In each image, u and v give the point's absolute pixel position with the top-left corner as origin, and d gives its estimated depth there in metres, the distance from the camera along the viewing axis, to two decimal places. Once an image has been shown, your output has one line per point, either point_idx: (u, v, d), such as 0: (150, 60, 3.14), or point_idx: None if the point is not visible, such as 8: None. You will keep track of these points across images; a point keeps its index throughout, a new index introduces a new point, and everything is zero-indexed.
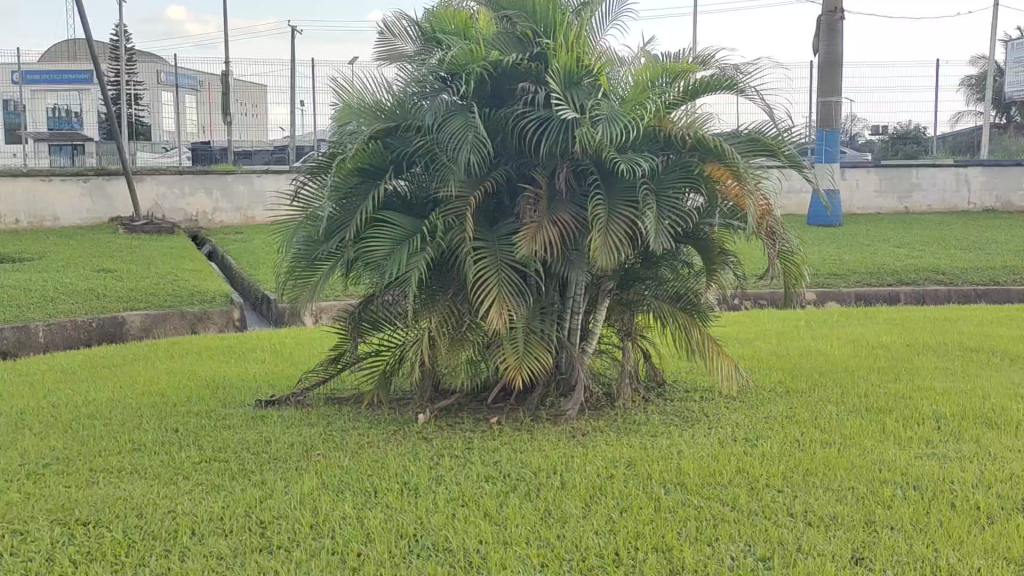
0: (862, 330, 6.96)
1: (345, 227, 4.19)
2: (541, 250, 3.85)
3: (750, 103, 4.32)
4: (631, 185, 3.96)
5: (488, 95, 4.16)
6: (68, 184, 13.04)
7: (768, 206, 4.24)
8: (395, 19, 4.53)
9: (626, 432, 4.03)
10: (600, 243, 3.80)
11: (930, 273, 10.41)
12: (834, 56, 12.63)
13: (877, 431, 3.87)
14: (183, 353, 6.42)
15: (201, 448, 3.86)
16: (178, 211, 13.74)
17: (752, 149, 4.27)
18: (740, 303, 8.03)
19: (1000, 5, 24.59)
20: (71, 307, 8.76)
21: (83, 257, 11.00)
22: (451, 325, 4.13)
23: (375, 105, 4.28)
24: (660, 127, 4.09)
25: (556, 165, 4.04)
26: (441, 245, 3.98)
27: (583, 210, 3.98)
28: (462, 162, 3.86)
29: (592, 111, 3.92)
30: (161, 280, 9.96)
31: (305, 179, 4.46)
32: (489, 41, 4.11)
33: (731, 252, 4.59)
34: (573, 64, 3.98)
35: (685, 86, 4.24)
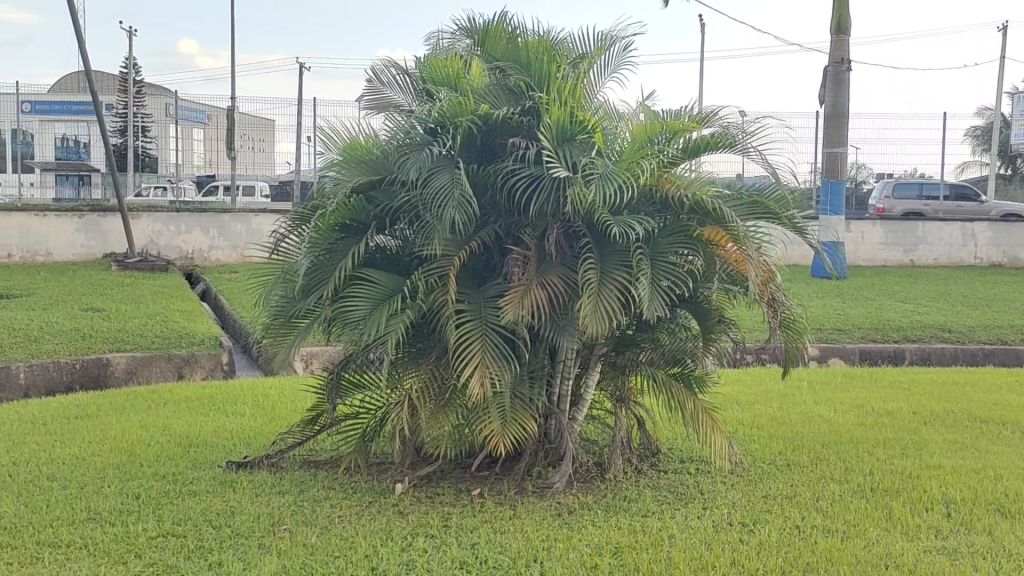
0: (866, 393, 6.71)
1: (323, 284, 3.97)
2: (528, 315, 3.63)
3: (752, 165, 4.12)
4: (625, 249, 3.74)
5: (479, 149, 3.96)
6: (62, 219, 12.88)
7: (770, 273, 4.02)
8: (384, 67, 4.34)
9: (615, 511, 3.79)
10: (591, 309, 3.58)
11: (936, 330, 10.18)
12: (840, 107, 12.48)
13: (883, 517, 3.63)
14: (160, 403, 6.18)
15: (160, 520, 3.62)
16: (173, 248, 13.57)
17: (754, 213, 4.04)
18: (743, 360, 7.78)
19: (1007, 59, 24.56)
20: (54, 348, 8.54)
21: (72, 294, 10.80)
22: (434, 390, 3.89)
23: (360, 153, 4.05)
24: (657, 187, 3.87)
25: (546, 225, 3.82)
26: (423, 307, 3.75)
27: (574, 273, 3.76)
28: (447, 220, 3.64)
29: (585, 169, 3.72)
30: (150, 321, 9.75)
31: (285, 232, 4.25)
32: (480, 93, 3.94)
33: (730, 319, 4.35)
34: (566, 119, 3.78)
35: (684, 144, 4.00)
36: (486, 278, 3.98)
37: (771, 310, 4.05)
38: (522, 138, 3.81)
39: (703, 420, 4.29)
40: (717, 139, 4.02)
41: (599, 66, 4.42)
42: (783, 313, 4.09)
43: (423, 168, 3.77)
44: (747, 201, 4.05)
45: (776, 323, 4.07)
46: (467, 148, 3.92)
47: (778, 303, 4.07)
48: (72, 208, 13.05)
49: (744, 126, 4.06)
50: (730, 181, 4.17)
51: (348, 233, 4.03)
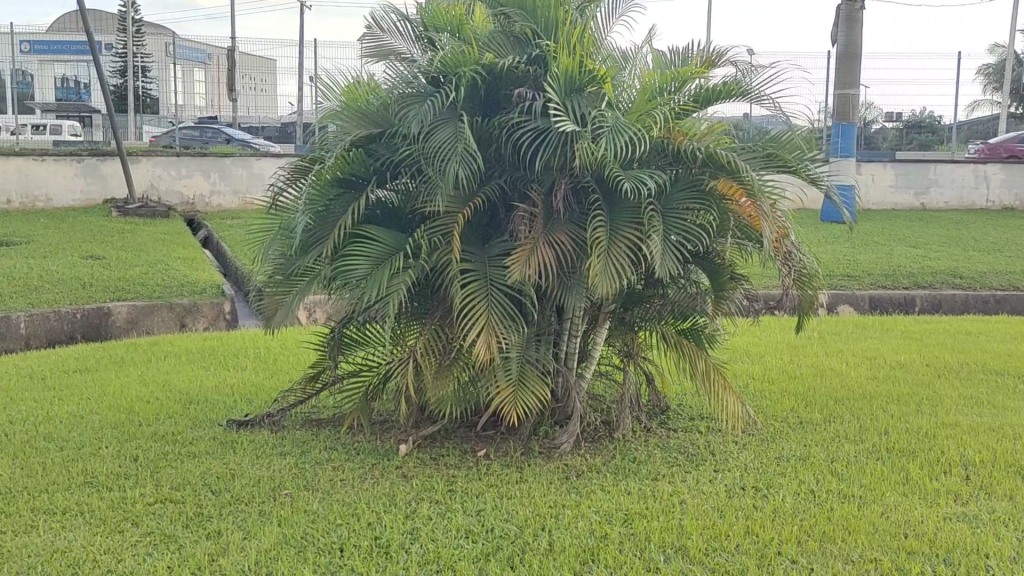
0: (878, 344, 6.59)
1: (322, 241, 3.84)
2: (534, 275, 3.50)
3: (765, 110, 3.94)
4: (635, 205, 3.60)
5: (483, 101, 3.79)
6: (61, 164, 12.70)
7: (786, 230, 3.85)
8: (383, 13, 4.15)
9: (624, 474, 3.70)
10: (600, 268, 3.44)
11: (947, 276, 10.02)
12: (853, 47, 12.18)
13: (900, 480, 3.53)
14: (161, 356, 6.08)
15: (158, 484, 3.54)
16: (174, 193, 13.39)
17: (768, 164, 3.85)
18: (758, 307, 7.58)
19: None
20: (54, 297, 8.44)
21: (72, 241, 10.67)
22: (438, 352, 3.78)
23: (360, 105, 3.89)
24: (669, 139, 3.70)
25: (553, 180, 3.68)
26: (426, 266, 3.63)
27: (583, 231, 3.63)
28: (450, 176, 3.50)
29: (594, 121, 3.56)
30: (151, 269, 9.63)
31: (283, 185, 4.10)
32: (485, 41, 3.78)
33: (742, 274, 4.21)
34: (575, 68, 3.60)
35: (695, 91, 3.87)
36: (491, 235, 3.85)
37: (786, 268, 3.88)
38: (528, 89, 3.62)
39: (716, 379, 4.16)
40: (728, 87, 3.87)
41: (606, 10, 4.26)
42: (799, 269, 3.94)
43: (425, 121, 3.61)
44: (760, 153, 3.87)
45: (791, 280, 3.91)
46: (472, 98, 3.75)
47: (793, 260, 3.90)
48: (71, 153, 12.86)
49: (756, 72, 3.88)
50: (741, 128, 3.99)
51: (347, 187, 3.89)
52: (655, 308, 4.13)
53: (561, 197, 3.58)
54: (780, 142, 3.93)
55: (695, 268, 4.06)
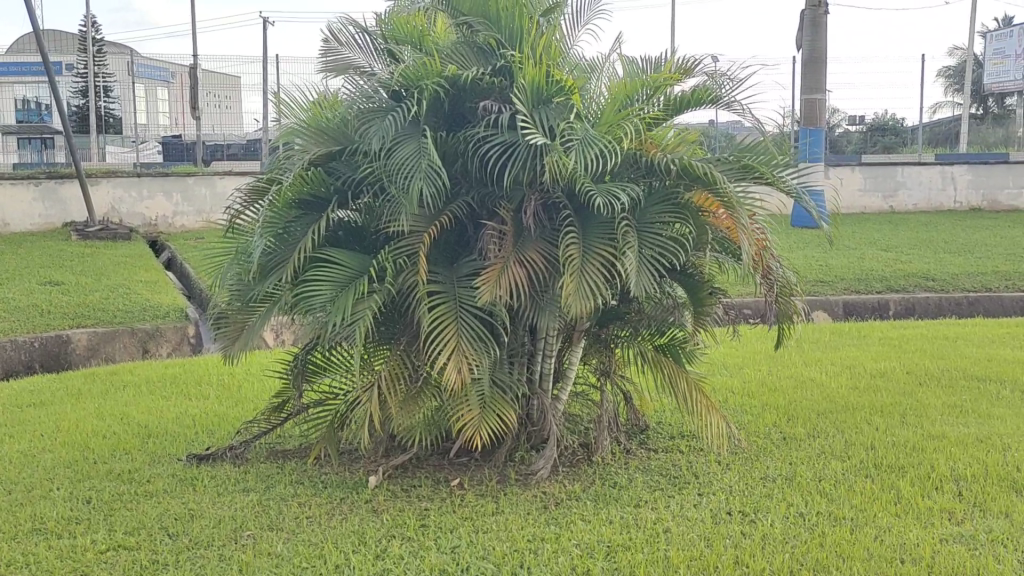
0: (857, 352, 6.47)
1: (282, 266, 3.65)
2: (505, 296, 3.33)
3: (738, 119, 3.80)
4: (609, 220, 3.44)
5: (447, 115, 3.64)
6: (18, 188, 12.39)
7: (764, 243, 3.70)
8: (340, 25, 3.98)
9: (605, 501, 3.54)
10: (573, 287, 3.28)
11: (920, 279, 9.97)
12: (817, 52, 12.13)
13: (891, 500, 3.40)
14: (119, 386, 5.85)
15: (111, 529, 3.33)
16: (135, 215, 13.10)
17: (744, 177, 3.70)
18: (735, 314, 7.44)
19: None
20: (10, 326, 8.16)
21: (30, 267, 10.38)
22: (405, 379, 3.60)
23: (318, 122, 3.73)
24: (641, 150, 3.55)
25: (522, 196, 3.52)
26: (391, 289, 3.45)
27: (555, 248, 3.47)
28: (414, 194, 3.33)
29: (563, 133, 3.40)
30: (111, 294, 9.36)
31: (241, 207, 3.91)
32: (447, 53, 3.60)
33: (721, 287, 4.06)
34: (541, 79, 3.45)
35: (665, 100, 3.75)
36: (460, 255, 3.68)
37: (765, 281, 3.74)
38: (494, 101, 3.47)
39: (696, 398, 4.01)
40: (699, 95, 3.74)
41: (569, 17, 4.11)
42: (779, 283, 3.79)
43: (387, 138, 3.44)
44: (737, 164, 3.71)
45: (771, 294, 3.76)
46: (435, 112, 3.59)
47: (773, 274, 3.76)
48: (27, 176, 12.55)
49: (730, 80, 3.74)
50: (716, 136, 3.86)
51: (307, 208, 3.70)
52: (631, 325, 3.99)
53: (532, 213, 3.42)
54: (756, 152, 3.77)
55: (673, 283, 3.90)
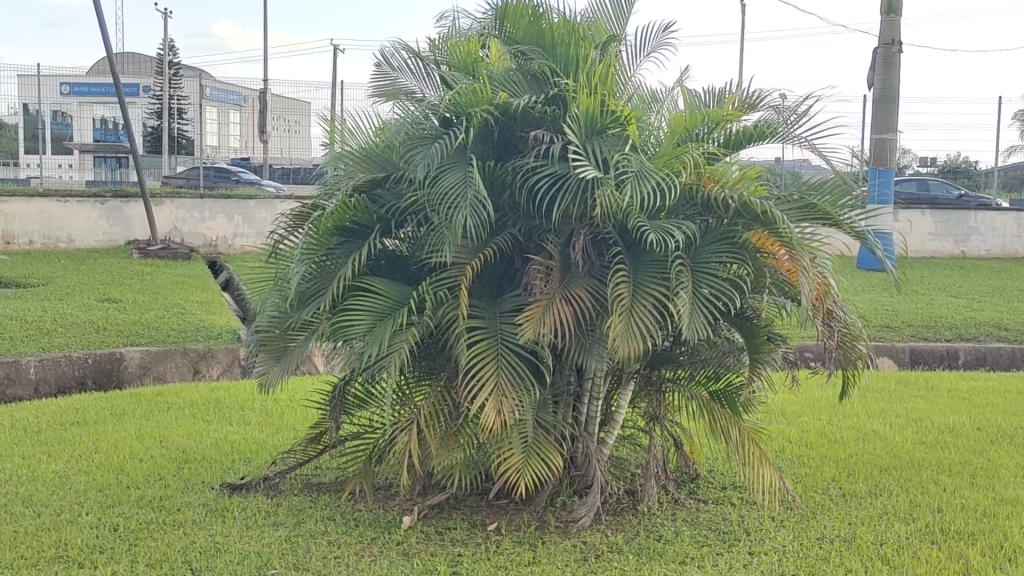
0: (924, 404, 6.17)
1: (322, 294, 3.53)
2: (549, 335, 3.17)
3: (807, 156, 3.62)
4: (662, 258, 3.26)
5: (496, 144, 3.51)
6: (85, 205, 12.58)
7: (826, 287, 3.48)
8: (393, 50, 3.90)
9: (649, 556, 3.34)
10: (622, 328, 3.10)
11: (992, 328, 9.57)
12: (889, 91, 11.80)
13: (960, 571, 3.15)
14: (163, 408, 5.79)
15: (133, 561, 3.23)
16: (197, 235, 13.22)
17: (806, 217, 3.50)
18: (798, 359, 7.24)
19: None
20: (66, 341, 8.21)
21: (90, 283, 10.49)
22: (444, 416, 3.45)
23: (366, 149, 3.65)
24: (699, 187, 3.36)
25: (572, 230, 3.36)
26: (431, 323, 3.32)
27: (604, 286, 3.30)
28: (458, 225, 3.19)
29: (617, 166, 3.24)
30: (167, 313, 9.40)
31: (284, 232, 3.81)
32: (499, 80, 3.48)
33: (780, 332, 3.84)
34: (596, 109, 3.30)
35: (727, 135, 3.57)
36: (505, 290, 3.53)
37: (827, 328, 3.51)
38: (545, 131, 3.34)
39: (751, 450, 3.79)
40: (761, 129, 3.57)
41: (630, 49, 3.98)
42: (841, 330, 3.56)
43: (432, 165, 3.31)
44: (799, 203, 3.51)
45: (833, 342, 3.54)
46: (483, 141, 3.47)
47: (836, 320, 3.54)
48: (94, 193, 12.74)
49: (796, 117, 3.56)
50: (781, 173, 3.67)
51: (350, 235, 3.59)
52: (683, 368, 3.81)
53: (581, 249, 3.26)
54: (821, 191, 3.58)
55: (729, 327, 3.70)
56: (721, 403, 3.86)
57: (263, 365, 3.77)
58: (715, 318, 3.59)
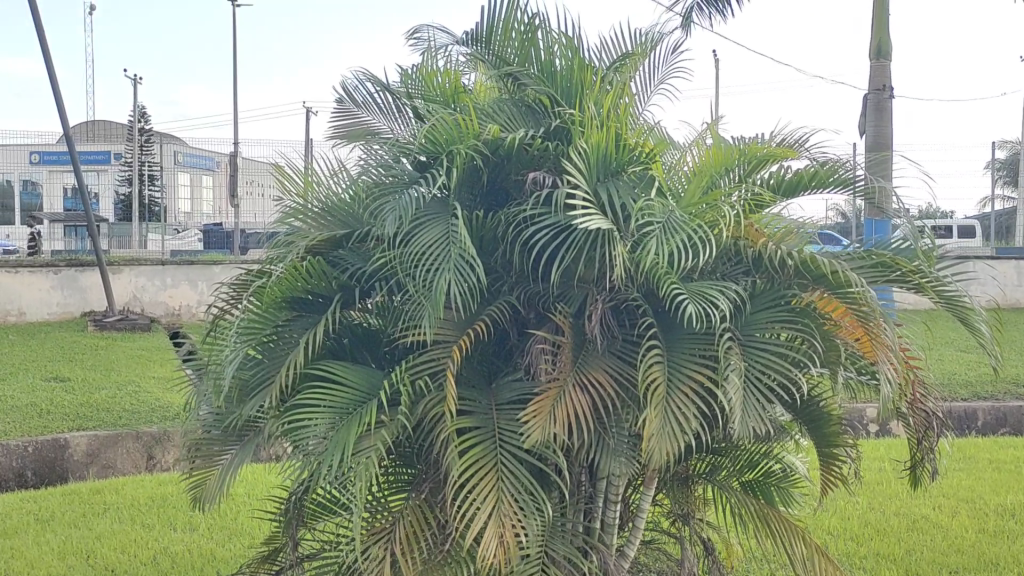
0: (968, 479, 5.47)
1: (269, 383, 2.78)
2: (561, 434, 2.43)
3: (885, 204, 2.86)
4: (703, 332, 2.54)
5: (485, 191, 2.81)
6: (38, 275, 11.77)
7: (912, 358, 2.72)
8: (357, 83, 3.22)
9: None
10: (655, 425, 2.37)
11: (1012, 384, 8.90)
12: None
13: None
14: (98, 510, 4.97)
15: None
16: (157, 304, 12.41)
17: (880, 277, 2.73)
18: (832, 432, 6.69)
19: None
20: (4, 427, 7.35)
21: (38, 361, 9.64)
22: (428, 539, 2.63)
23: (328, 202, 3.00)
24: (747, 241, 2.68)
25: (584, 296, 2.65)
26: (408, 422, 2.56)
27: (629, 366, 2.57)
28: (438, 294, 2.47)
29: (640, 213, 2.53)
30: (119, 392, 8.55)
31: (225, 303, 3.07)
32: (486, 110, 2.78)
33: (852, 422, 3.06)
34: (610, 143, 2.60)
35: (772, 178, 2.90)
36: (498, 372, 2.79)
37: (920, 416, 2.77)
38: (547, 173, 2.65)
39: (819, 568, 3.00)
40: (818, 177, 2.88)
41: (641, 77, 3.30)
42: (939, 415, 2.83)
43: (404, 219, 2.60)
44: (869, 257, 2.74)
45: (928, 430, 2.78)
46: (468, 188, 2.77)
47: (928, 402, 2.77)
48: (47, 262, 11.92)
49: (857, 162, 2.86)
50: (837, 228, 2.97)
51: (304, 308, 2.85)
52: (713, 458, 3.21)
53: (598, 320, 2.54)
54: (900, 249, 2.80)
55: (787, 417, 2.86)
56: (761, 496, 3.23)
57: (216, 454, 3.05)
58: (784, 407, 2.79)
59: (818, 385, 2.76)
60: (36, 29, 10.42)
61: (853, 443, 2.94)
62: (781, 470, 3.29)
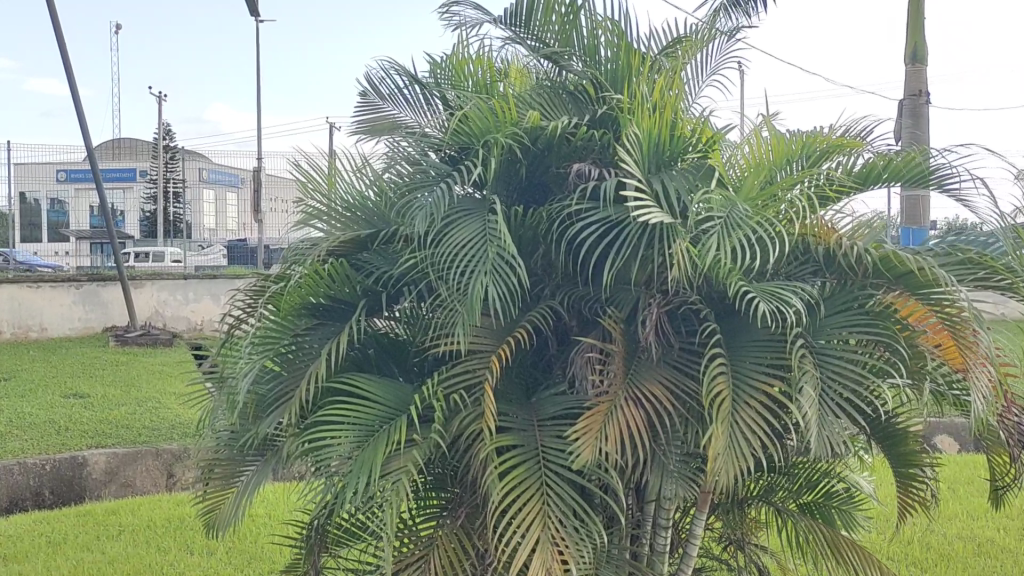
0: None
1: (287, 399, 2.52)
2: (614, 453, 2.17)
3: (970, 208, 2.51)
4: (769, 339, 2.27)
5: (523, 185, 2.56)
6: (59, 290, 11.60)
7: (1009, 369, 2.46)
8: (383, 74, 2.98)
9: None
10: (722, 443, 2.10)
11: None
12: None
13: None
14: (113, 533, 4.74)
15: None
16: (180, 318, 12.25)
17: (968, 275, 2.46)
18: None
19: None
20: (20, 445, 7.13)
21: (58, 377, 9.44)
22: (467, 571, 2.38)
23: (351, 202, 2.76)
24: (817, 239, 2.45)
25: (635, 300, 2.39)
26: (440, 440, 2.30)
27: (687, 377, 2.31)
28: (475, 298, 2.22)
29: (700, 207, 2.28)
30: (139, 409, 8.33)
31: (239, 312, 2.83)
32: (525, 99, 2.55)
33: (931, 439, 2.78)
34: (664, 131, 2.34)
35: (844, 171, 2.60)
36: (539, 384, 2.53)
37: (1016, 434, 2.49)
38: (592, 163, 2.39)
39: None
40: (893, 169, 2.59)
41: (695, 65, 3.04)
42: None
43: (435, 216, 2.35)
44: (955, 253, 2.49)
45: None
46: (505, 182, 2.52)
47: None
48: (69, 278, 11.76)
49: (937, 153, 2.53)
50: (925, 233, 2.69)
51: (326, 315, 2.61)
52: (770, 477, 2.93)
53: (652, 327, 2.28)
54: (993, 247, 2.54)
55: (861, 434, 2.58)
56: (823, 519, 2.95)
57: (233, 476, 2.80)
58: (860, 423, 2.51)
59: (898, 398, 2.49)
60: (57, 42, 10.28)
61: (933, 462, 2.66)
62: (844, 490, 3.01)
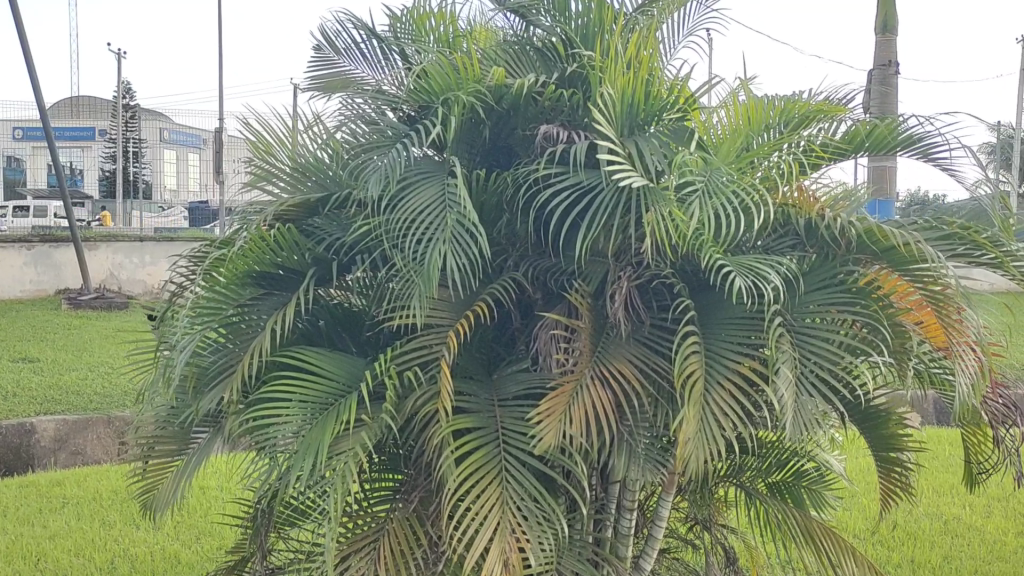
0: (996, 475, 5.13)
1: (231, 372, 2.36)
2: (578, 437, 2.03)
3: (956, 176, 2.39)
4: (744, 315, 2.14)
5: (486, 147, 2.39)
6: (10, 252, 11.26)
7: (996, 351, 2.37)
8: (338, 27, 2.79)
9: None
10: (693, 428, 1.97)
11: None
12: None
13: None
14: (57, 506, 4.55)
15: None
16: (136, 281, 11.96)
17: (947, 250, 2.33)
18: None
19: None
20: None
21: (7, 341, 9.16)
22: (420, 558, 2.24)
23: (302, 163, 2.57)
24: (798, 209, 2.31)
25: (603, 272, 2.25)
26: (393, 421, 2.15)
27: (658, 356, 2.17)
28: (432, 269, 2.06)
29: (675, 174, 2.13)
30: (91, 374, 8.09)
31: (182, 280, 2.65)
32: (490, 56, 2.38)
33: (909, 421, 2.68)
34: (638, 92, 2.18)
35: (826, 137, 2.46)
36: (501, 360, 2.38)
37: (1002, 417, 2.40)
38: (560, 126, 2.23)
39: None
40: (877, 137, 2.45)
41: (672, 25, 2.88)
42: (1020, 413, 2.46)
43: (391, 179, 2.18)
44: (939, 226, 2.37)
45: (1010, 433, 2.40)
46: (467, 144, 2.36)
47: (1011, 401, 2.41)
48: (21, 238, 11.42)
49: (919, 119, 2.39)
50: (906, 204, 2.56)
51: (273, 285, 2.43)
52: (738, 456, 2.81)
53: (621, 302, 2.13)
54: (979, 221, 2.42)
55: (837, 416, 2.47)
56: (791, 500, 2.84)
57: (173, 453, 2.63)
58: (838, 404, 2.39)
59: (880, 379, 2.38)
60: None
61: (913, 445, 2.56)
62: (815, 470, 2.90)
